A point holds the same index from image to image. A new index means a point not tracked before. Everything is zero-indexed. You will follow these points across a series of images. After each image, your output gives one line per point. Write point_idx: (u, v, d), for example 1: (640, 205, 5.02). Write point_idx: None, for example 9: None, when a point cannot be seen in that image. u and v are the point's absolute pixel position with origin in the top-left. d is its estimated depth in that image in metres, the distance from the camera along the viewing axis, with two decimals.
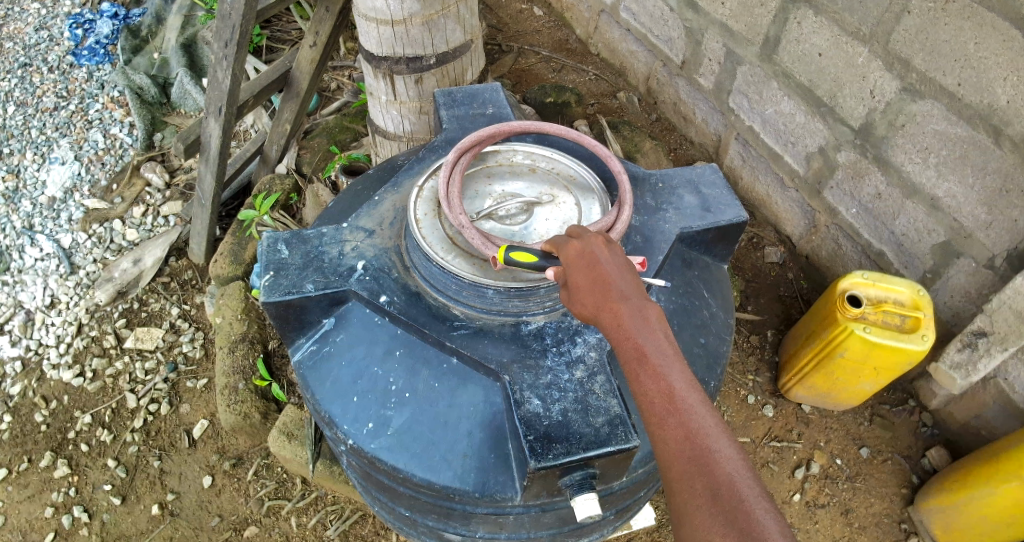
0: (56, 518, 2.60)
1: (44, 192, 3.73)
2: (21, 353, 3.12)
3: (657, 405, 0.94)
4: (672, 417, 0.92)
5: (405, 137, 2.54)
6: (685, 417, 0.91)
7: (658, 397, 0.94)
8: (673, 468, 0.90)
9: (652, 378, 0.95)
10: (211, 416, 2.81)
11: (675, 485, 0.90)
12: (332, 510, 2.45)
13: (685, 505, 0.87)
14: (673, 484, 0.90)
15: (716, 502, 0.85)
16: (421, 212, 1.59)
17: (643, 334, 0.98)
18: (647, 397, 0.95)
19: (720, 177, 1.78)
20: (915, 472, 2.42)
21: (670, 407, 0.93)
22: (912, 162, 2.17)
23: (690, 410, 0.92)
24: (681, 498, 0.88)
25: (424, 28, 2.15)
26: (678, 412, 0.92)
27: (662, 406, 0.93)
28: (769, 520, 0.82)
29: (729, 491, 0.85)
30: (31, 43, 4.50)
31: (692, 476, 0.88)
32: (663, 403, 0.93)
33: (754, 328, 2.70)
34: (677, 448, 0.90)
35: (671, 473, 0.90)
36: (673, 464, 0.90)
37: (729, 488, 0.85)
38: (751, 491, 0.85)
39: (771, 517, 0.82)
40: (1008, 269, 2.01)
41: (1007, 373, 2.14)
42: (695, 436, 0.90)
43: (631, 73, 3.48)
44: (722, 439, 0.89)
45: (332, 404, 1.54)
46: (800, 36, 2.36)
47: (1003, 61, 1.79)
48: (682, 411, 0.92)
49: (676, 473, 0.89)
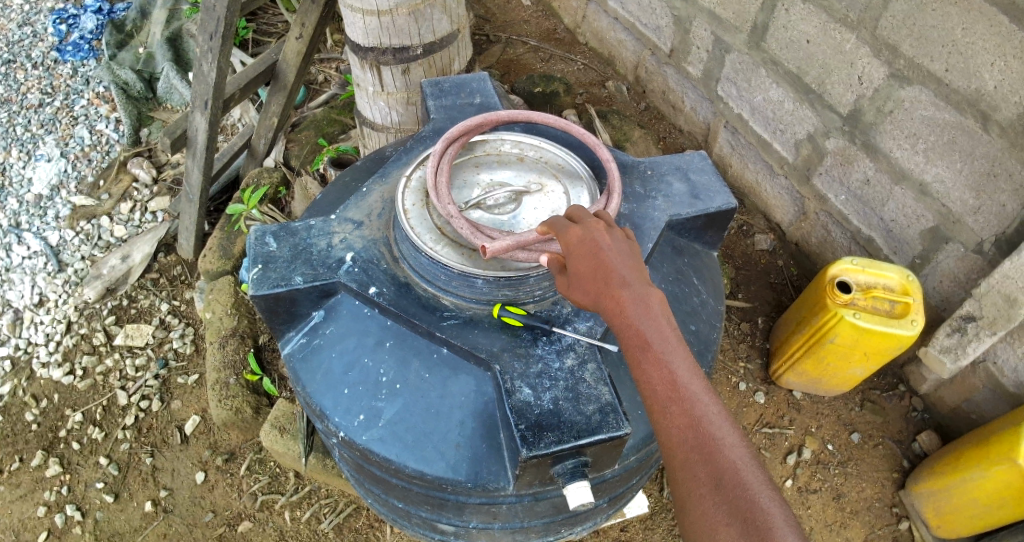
0: (49, 517, 2.59)
1: (30, 190, 3.69)
2: (10, 353, 3.10)
3: (661, 393, 0.99)
4: (676, 406, 0.97)
5: (393, 128, 2.52)
6: (689, 405, 0.97)
7: (662, 386, 0.99)
8: (677, 455, 0.96)
9: (655, 367, 1.00)
10: (203, 411, 2.79)
11: (679, 472, 0.96)
12: (326, 503, 2.45)
13: (689, 493, 0.94)
14: (677, 472, 0.96)
15: (720, 490, 0.91)
16: (409, 202, 1.58)
17: (648, 325, 1.01)
18: (651, 385, 1.00)
19: (709, 164, 1.78)
20: (906, 457, 2.44)
21: (673, 396, 0.98)
22: (901, 148, 2.18)
23: (694, 398, 0.97)
24: (686, 486, 0.94)
25: (410, 18, 2.14)
26: (682, 402, 0.97)
27: (666, 395, 0.98)
28: (772, 507, 0.88)
29: (733, 478, 0.91)
30: (14, 39, 4.44)
31: (695, 465, 0.93)
32: (666, 391, 0.98)
33: (745, 316, 2.71)
34: (680, 436, 0.96)
35: (675, 461, 0.96)
36: (677, 452, 0.96)
37: (733, 476, 0.91)
38: (756, 479, 0.91)
39: (775, 503, 0.89)
40: (997, 254, 2.02)
41: (996, 357, 2.16)
42: (698, 424, 0.95)
43: (619, 62, 3.47)
44: (724, 426, 0.95)
45: (324, 397, 1.54)
46: (788, 23, 2.36)
47: (991, 46, 1.79)
48: (685, 400, 0.97)
49: (679, 461, 0.95)
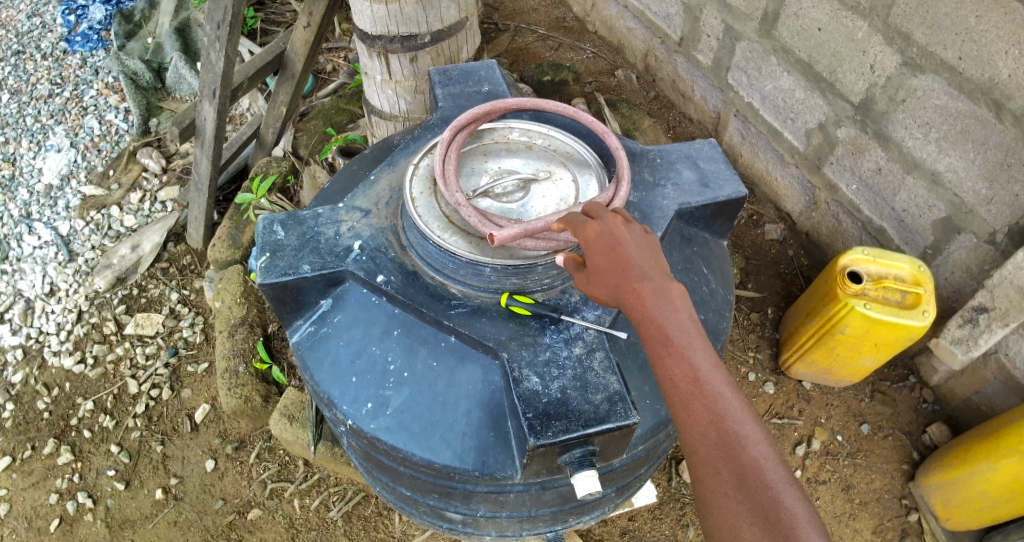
0: (60, 504, 2.61)
1: (41, 180, 3.71)
2: (22, 342, 3.12)
3: (682, 388, 0.98)
4: (697, 402, 0.96)
5: (401, 116, 2.52)
6: (711, 401, 0.96)
7: (683, 381, 0.98)
8: (698, 453, 0.95)
9: (676, 361, 0.99)
10: (213, 400, 2.82)
11: (700, 469, 0.95)
12: (335, 492, 2.47)
13: (711, 490, 0.93)
14: (699, 470, 0.95)
15: (743, 488, 0.90)
16: (416, 191, 1.58)
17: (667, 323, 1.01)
18: (673, 380, 0.99)
19: (719, 153, 1.76)
20: (916, 448, 2.42)
21: (695, 391, 0.97)
22: (913, 137, 2.15)
23: (715, 393, 0.96)
24: (708, 483, 0.94)
25: (418, 6, 2.13)
26: (702, 396, 0.97)
27: (687, 390, 0.98)
28: (797, 507, 0.87)
29: (756, 477, 0.90)
30: (23, 30, 4.45)
31: (718, 463, 0.93)
32: (688, 387, 0.98)
33: (754, 306, 2.70)
34: (702, 433, 0.95)
35: (696, 458, 0.96)
36: (698, 449, 0.95)
37: (757, 475, 0.90)
38: (779, 478, 0.90)
39: (800, 504, 0.88)
40: (1009, 245, 2.00)
41: (1008, 348, 2.14)
42: (720, 420, 0.94)
43: (629, 50, 3.45)
44: (747, 424, 0.94)
45: (331, 385, 1.54)
46: (799, 11, 2.33)
47: (1005, 34, 1.76)
48: (707, 396, 0.97)
49: (700, 459, 0.95)
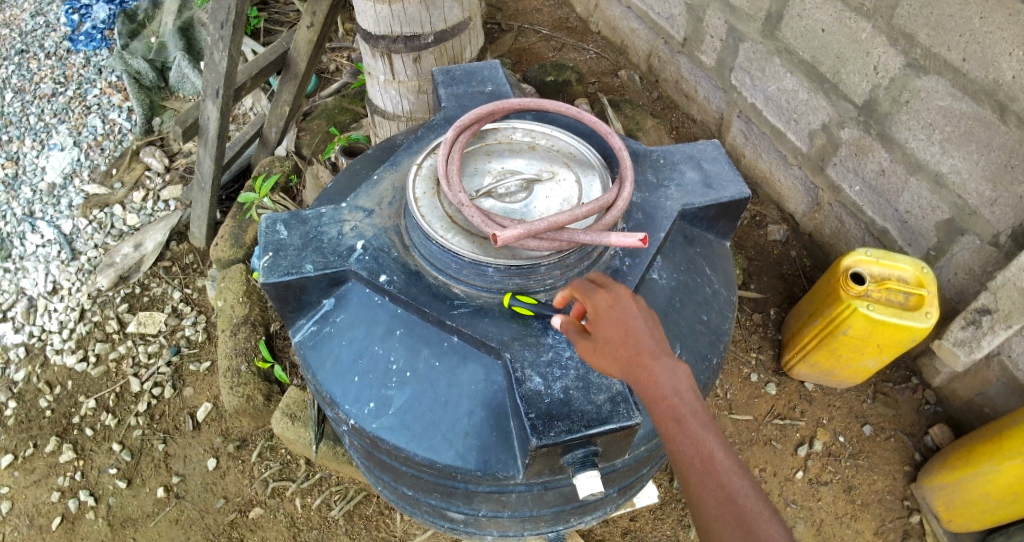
0: (62, 502, 2.62)
1: (44, 178, 3.72)
2: (24, 340, 3.13)
3: (695, 467, 1.01)
4: (711, 481, 0.99)
5: (404, 116, 2.52)
6: (724, 480, 0.99)
7: (696, 459, 1.00)
8: (714, 529, 0.97)
9: (688, 441, 1.01)
10: (215, 399, 2.82)
11: None
12: (336, 491, 2.47)
13: None
14: None
15: None
16: (419, 191, 1.57)
17: (674, 395, 1.03)
18: (686, 459, 1.01)
19: (723, 153, 1.76)
20: (918, 450, 2.42)
21: (708, 470, 1.00)
22: (916, 139, 2.15)
23: (727, 471, 0.99)
24: None
25: (421, 5, 2.13)
26: (714, 474, 0.99)
27: (700, 469, 1.00)
28: None
29: None
30: (27, 29, 4.46)
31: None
32: (701, 465, 1.00)
33: (757, 306, 2.70)
34: (719, 512, 0.97)
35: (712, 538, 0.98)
36: (715, 527, 0.97)
37: None
38: None
39: None
40: (1013, 247, 2.00)
41: (1010, 350, 2.13)
42: (734, 499, 0.97)
43: (632, 51, 3.45)
44: (760, 502, 0.97)
45: (333, 385, 1.55)
46: (803, 12, 2.33)
47: (1009, 36, 1.76)
48: (720, 475, 0.99)
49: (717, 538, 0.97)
